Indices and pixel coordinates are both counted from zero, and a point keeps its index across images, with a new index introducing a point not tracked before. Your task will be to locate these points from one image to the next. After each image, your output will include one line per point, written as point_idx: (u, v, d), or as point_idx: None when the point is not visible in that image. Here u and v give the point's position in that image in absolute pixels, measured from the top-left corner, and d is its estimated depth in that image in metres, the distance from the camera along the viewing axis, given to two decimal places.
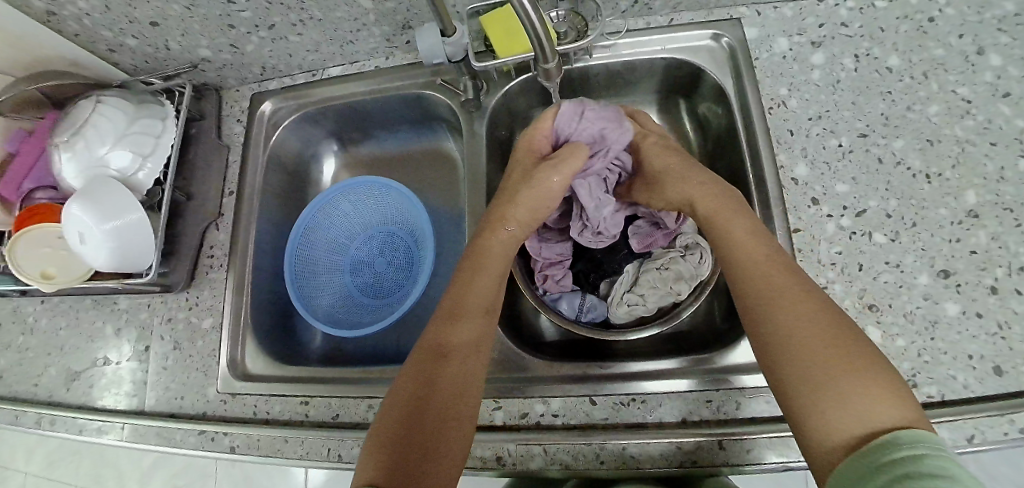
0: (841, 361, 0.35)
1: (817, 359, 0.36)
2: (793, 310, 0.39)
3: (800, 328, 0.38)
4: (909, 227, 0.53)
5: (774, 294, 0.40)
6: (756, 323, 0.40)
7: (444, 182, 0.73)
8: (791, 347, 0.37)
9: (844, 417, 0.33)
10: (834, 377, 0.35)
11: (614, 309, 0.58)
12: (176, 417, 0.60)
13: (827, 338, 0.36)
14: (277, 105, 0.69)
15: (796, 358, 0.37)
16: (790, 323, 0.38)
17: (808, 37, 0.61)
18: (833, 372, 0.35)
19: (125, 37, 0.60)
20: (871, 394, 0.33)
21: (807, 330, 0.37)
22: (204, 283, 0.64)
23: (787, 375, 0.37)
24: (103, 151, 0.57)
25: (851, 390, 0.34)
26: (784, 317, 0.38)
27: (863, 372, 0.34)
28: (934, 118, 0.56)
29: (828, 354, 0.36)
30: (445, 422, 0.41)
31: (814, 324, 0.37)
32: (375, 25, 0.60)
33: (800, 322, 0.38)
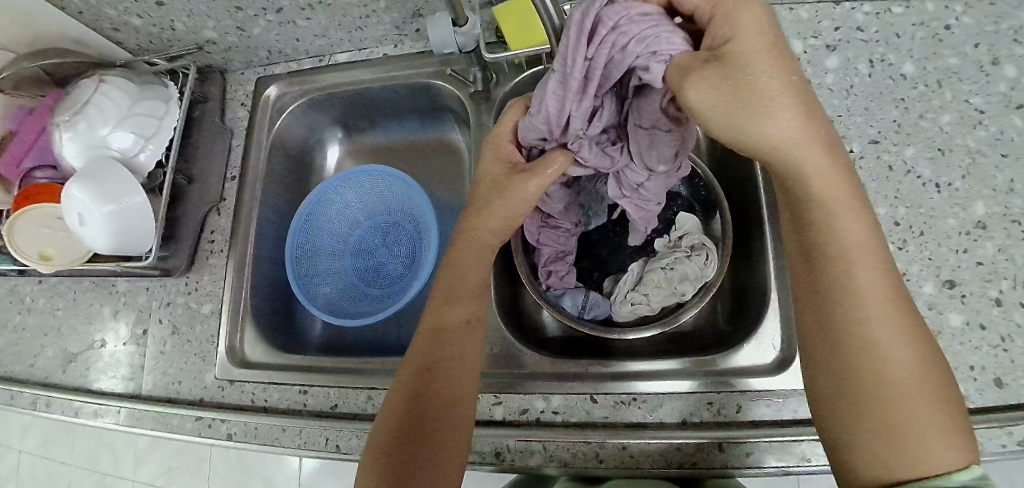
0: (924, 399, 0.32)
1: (907, 392, 0.32)
2: (886, 323, 0.33)
3: (895, 353, 0.33)
4: (917, 236, 0.53)
5: (872, 307, 0.34)
6: (844, 324, 0.34)
7: (449, 174, 0.72)
8: (881, 368, 0.33)
9: (919, 455, 0.31)
10: (916, 415, 0.32)
11: (618, 307, 0.58)
12: (173, 403, 0.59)
13: (918, 371, 0.33)
14: (283, 90, 0.68)
15: (881, 380, 0.32)
16: (883, 340, 0.33)
17: (823, 40, 0.61)
18: (918, 410, 0.32)
19: (129, 15, 0.59)
20: (944, 437, 0.31)
21: (902, 354, 0.33)
22: (204, 268, 0.64)
23: (870, 393, 0.33)
24: (104, 132, 0.56)
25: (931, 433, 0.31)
26: (882, 336, 0.33)
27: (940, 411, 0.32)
28: (947, 127, 0.56)
29: (917, 390, 0.32)
30: (444, 407, 0.43)
31: (909, 349, 0.33)
32: (386, 12, 0.58)
33: (894, 345, 0.33)
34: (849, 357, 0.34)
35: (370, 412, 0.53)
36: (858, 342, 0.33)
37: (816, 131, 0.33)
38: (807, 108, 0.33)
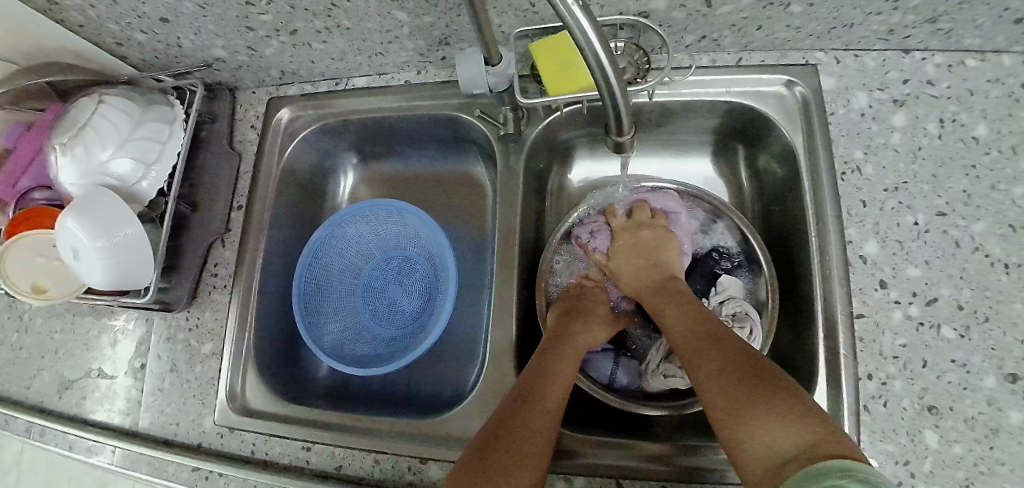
0: (748, 395, 0.37)
1: (727, 396, 0.39)
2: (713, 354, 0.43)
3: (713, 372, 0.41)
4: (982, 323, 0.48)
5: (699, 351, 0.44)
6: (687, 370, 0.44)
7: (471, 209, 0.68)
8: (705, 389, 0.41)
9: (750, 442, 0.35)
10: (739, 409, 0.37)
11: (649, 378, 0.54)
12: (169, 446, 0.56)
13: (734, 375, 0.40)
14: (296, 113, 0.63)
15: (708, 396, 0.40)
16: (707, 366, 0.42)
17: (889, 94, 0.55)
18: (741, 404, 0.37)
19: (133, 31, 0.54)
20: (769, 422, 0.35)
21: (717, 371, 0.41)
22: (207, 302, 0.60)
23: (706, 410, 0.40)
24: (102, 157, 0.52)
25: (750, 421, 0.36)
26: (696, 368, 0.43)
27: (769, 399, 0.36)
28: (1021, 201, 0.51)
29: (734, 391, 0.39)
30: (524, 451, 0.39)
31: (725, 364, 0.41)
32: (409, 39, 0.54)
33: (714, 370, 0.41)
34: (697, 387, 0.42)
35: (377, 477, 0.50)
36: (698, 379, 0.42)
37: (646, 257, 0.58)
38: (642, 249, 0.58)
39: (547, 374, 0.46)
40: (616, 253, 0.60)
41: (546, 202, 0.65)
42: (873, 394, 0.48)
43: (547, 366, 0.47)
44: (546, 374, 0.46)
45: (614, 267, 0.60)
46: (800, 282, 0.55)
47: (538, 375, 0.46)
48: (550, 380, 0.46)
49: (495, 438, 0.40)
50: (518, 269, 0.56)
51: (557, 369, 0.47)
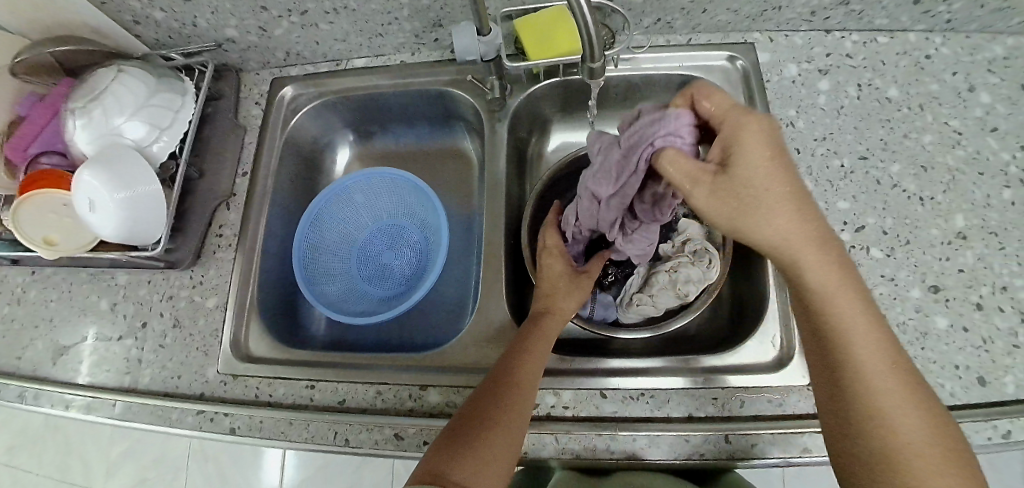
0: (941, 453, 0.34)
1: (917, 448, 0.34)
2: (889, 378, 0.36)
3: (899, 410, 0.35)
4: (904, 245, 0.56)
5: (877, 370, 0.36)
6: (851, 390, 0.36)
7: (458, 181, 0.74)
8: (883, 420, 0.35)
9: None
10: (931, 464, 0.33)
11: (625, 309, 0.60)
12: (171, 397, 0.58)
13: (913, 409, 0.35)
14: (298, 91, 0.69)
15: (899, 441, 0.34)
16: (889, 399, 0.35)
17: (814, 65, 0.65)
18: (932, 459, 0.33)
19: (153, 9, 0.60)
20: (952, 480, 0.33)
21: (901, 409, 0.35)
22: (209, 262, 0.63)
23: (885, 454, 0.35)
24: (119, 121, 0.56)
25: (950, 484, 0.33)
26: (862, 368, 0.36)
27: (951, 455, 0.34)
28: (929, 146, 0.60)
29: (924, 439, 0.34)
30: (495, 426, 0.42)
31: (907, 400, 0.35)
32: (408, 20, 0.61)
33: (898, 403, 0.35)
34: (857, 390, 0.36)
35: (379, 407, 0.53)
36: (870, 405, 0.35)
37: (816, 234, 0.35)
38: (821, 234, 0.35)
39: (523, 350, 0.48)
40: (754, 170, 0.33)
41: (528, 173, 0.70)
42: None
43: (526, 337, 0.50)
44: (522, 350, 0.48)
45: (736, 196, 0.33)
46: None
47: (515, 351, 0.48)
48: (525, 357, 0.48)
49: (471, 414, 0.44)
50: (505, 217, 0.61)
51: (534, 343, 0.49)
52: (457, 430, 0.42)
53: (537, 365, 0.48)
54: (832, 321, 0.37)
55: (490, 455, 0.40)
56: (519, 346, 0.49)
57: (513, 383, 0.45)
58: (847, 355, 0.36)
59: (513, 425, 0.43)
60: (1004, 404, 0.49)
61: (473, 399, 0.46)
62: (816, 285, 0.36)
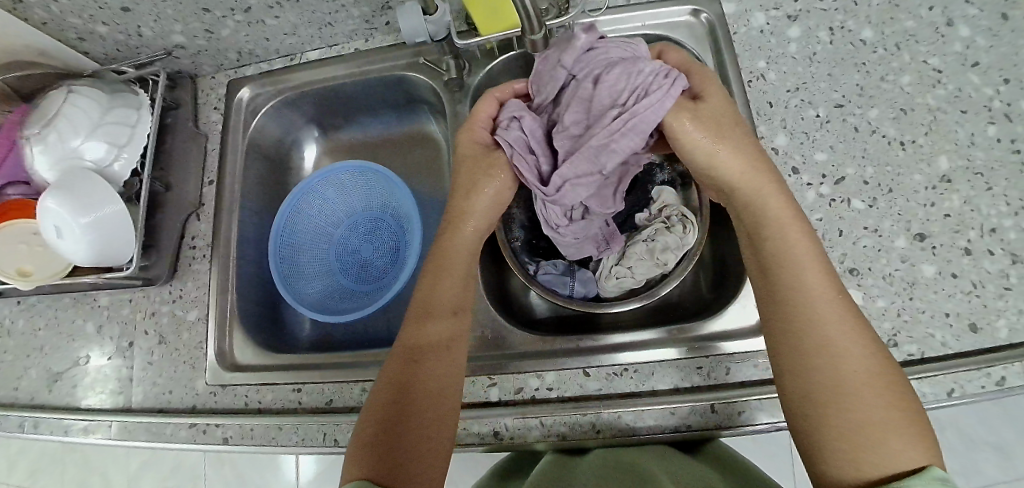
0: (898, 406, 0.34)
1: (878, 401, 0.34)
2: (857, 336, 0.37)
3: (861, 365, 0.35)
4: (886, 193, 0.54)
5: (835, 318, 0.37)
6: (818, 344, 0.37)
7: (429, 166, 0.72)
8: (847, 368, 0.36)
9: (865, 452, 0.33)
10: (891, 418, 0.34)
11: (604, 282, 0.59)
12: (165, 412, 0.58)
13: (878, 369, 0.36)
14: (255, 92, 0.67)
15: (853, 385, 0.35)
16: (857, 353, 0.36)
17: (783, 11, 0.62)
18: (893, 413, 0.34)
19: (94, 23, 0.59)
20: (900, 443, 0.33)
21: (847, 370, 0.35)
22: (187, 275, 0.63)
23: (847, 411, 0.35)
24: (76, 142, 0.55)
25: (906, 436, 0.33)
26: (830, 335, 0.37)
27: (899, 420, 0.34)
28: (908, 88, 0.58)
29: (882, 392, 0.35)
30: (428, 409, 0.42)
31: (871, 359, 0.36)
32: (354, 7, 0.58)
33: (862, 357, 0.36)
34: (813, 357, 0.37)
35: (366, 404, 0.53)
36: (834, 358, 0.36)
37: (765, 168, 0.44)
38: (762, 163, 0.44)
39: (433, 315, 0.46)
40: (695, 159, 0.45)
41: None
42: None
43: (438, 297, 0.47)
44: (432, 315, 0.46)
45: (715, 139, 0.43)
46: None
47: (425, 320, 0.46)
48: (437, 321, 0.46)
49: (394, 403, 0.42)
50: None
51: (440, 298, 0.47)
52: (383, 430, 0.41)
53: (453, 325, 0.46)
54: (783, 266, 0.40)
55: (421, 451, 0.40)
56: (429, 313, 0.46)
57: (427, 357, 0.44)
58: (803, 310, 0.38)
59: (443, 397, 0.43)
60: (996, 350, 0.48)
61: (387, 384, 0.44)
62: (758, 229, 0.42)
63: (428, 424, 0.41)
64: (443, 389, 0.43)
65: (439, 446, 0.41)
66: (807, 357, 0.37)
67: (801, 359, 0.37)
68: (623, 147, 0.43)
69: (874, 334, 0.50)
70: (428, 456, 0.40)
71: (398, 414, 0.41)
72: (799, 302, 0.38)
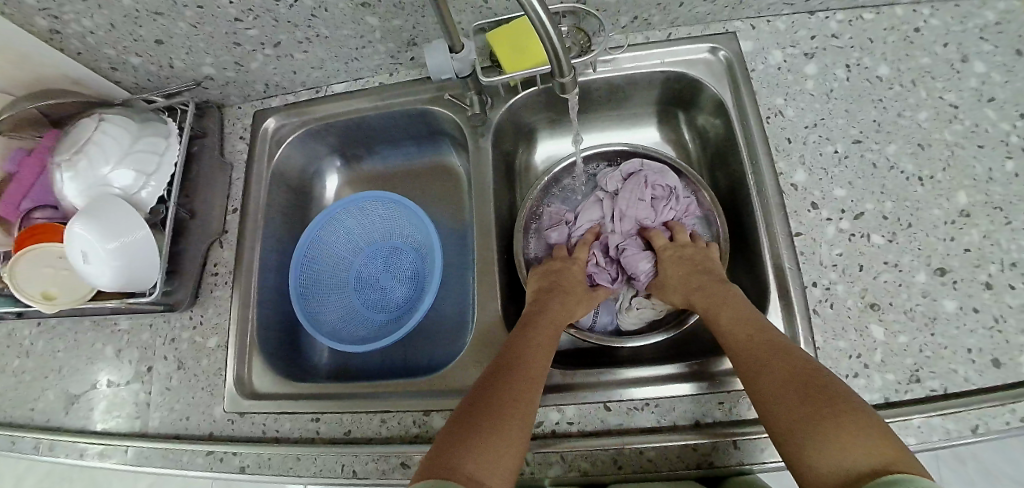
0: (816, 414, 0.37)
1: (796, 415, 0.38)
2: (782, 366, 0.42)
3: (773, 390, 0.40)
4: (906, 228, 0.54)
5: (756, 359, 0.43)
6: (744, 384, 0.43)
7: (448, 197, 0.73)
8: (767, 395, 0.41)
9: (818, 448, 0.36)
10: (809, 426, 0.37)
11: (625, 314, 0.60)
12: (181, 439, 0.58)
13: (798, 388, 0.39)
14: (281, 121, 0.69)
15: (772, 406, 0.40)
16: (766, 382, 0.41)
17: (800, 49, 0.63)
18: (811, 420, 0.37)
19: (129, 55, 0.61)
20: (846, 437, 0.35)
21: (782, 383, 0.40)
22: (208, 301, 0.63)
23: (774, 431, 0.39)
24: (105, 171, 0.56)
25: (822, 436, 0.36)
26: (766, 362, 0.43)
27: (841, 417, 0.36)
28: (925, 123, 0.58)
29: (801, 406, 0.38)
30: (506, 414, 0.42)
31: (788, 381, 0.40)
32: (381, 42, 0.60)
33: (774, 383, 0.41)
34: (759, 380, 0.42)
35: (384, 435, 0.53)
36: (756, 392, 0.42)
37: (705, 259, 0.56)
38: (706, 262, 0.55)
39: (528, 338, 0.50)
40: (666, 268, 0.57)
41: (517, 185, 0.70)
42: (820, 298, 0.53)
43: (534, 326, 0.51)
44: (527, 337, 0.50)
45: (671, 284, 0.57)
46: (746, 220, 0.62)
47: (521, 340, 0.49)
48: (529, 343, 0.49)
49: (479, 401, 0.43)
50: (495, 235, 0.61)
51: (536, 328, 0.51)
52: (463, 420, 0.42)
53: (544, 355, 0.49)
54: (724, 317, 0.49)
55: (489, 449, 0.39)
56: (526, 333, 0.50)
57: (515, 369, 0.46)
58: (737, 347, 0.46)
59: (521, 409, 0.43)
60: (1021, 387, 0.47)
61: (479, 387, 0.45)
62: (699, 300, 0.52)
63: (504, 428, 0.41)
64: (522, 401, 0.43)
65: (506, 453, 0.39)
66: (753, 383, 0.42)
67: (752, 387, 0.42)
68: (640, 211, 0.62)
69: (897, 370, 0.50)
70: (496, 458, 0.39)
71: (472, 417, 0.42)
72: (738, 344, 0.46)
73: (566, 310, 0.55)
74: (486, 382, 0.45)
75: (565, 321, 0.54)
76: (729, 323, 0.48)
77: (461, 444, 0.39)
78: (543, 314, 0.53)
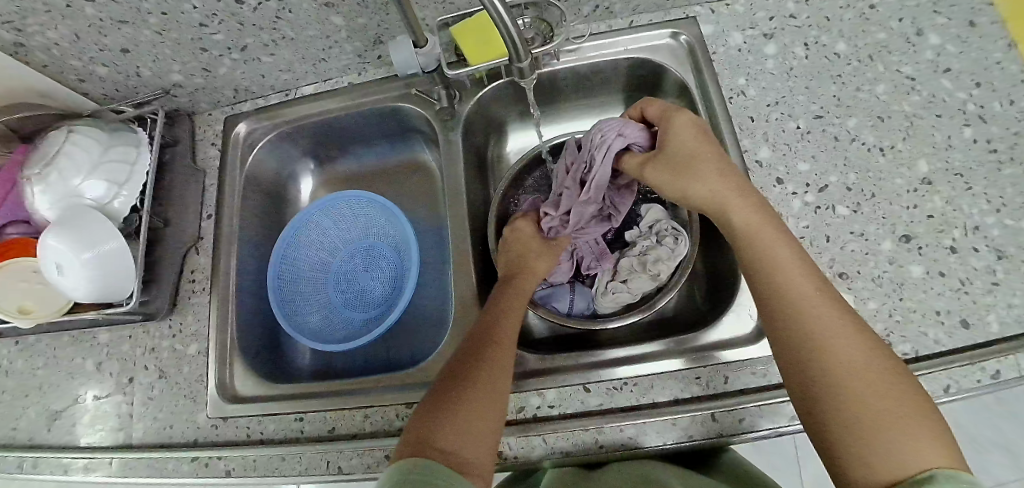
0: (881, 404, 0.35)
1: (875, 404, 0.35)
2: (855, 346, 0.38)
3: (839, 376, 0.37)
4: (870, 198, 0.56)
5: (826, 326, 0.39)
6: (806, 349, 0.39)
7: (424, 193, 0.74)
8: (841, 373, 0.37)
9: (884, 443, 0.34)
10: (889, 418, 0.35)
11: (601, 298, 0.60)
12: (166, 447, 0.58)
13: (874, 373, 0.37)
14: (252, 126, 0.69)
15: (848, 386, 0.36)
16: (833, 363, 0.37)
17: (759, 30, 0.65)
18: (889, 412, 0.35)
19: (94, 66, 0.61)
20: (911, 433, 0.34)
21: (849, 369, 0.37)
22: (187, 309, 0.63)
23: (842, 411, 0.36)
24: (76, 182, 0.56)
25: (898, 434, 0.34)
26: (834, 340, 0.38)
27: (902, 411, 0.35)
28: (883, 96, 0.60)
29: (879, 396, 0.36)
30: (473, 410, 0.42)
31: (862, 366, 0.37)
32: (347, 42, 0.61)
33: (852, 362, 0.37)
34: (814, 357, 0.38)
35: (368, 430, 0.53)
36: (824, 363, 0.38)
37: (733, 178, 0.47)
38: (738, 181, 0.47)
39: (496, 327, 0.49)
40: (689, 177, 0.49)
41: (490, 176, 0.70)
42: None
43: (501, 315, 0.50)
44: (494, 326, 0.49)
45: (682, 174, 0.49)
46: None
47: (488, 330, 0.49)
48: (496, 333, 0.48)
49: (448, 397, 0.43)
50: (469, 226, 0.61)
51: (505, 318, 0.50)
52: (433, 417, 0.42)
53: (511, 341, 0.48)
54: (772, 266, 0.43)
55: (458, 446, 0.39)
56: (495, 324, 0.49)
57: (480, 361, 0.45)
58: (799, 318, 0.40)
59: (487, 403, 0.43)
60: (988, 345, 0.49)
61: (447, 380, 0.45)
62: (740, 225, 0.46)
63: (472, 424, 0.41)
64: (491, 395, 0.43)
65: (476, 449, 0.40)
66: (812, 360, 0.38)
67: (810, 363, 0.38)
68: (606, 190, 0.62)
69: None
70: (466, 454, 0.40)
71: (445, 410, 0.42)
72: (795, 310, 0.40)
73: (525, 289, 0.55)
74: (457, 372, 0.45)
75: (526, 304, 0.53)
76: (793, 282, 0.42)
77: (430, 444, 0.39)
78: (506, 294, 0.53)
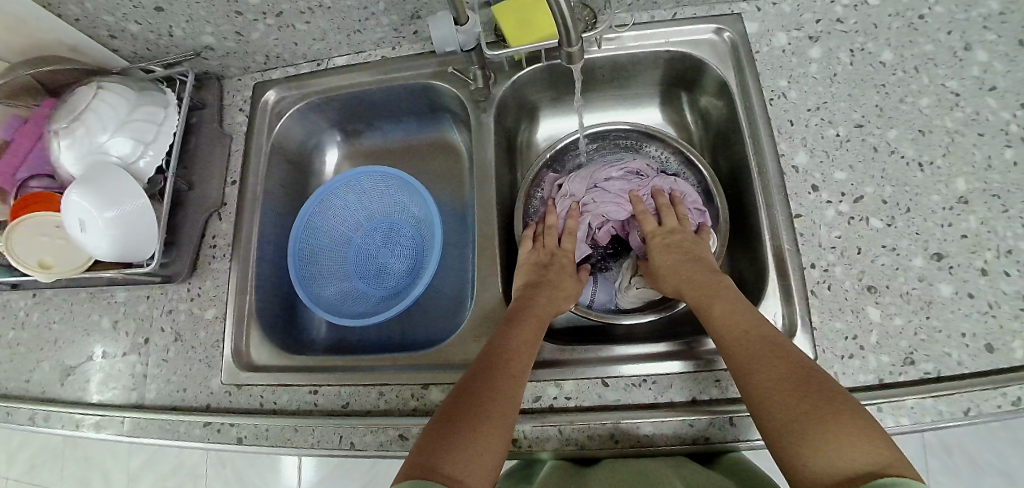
0: (811, 414, 0.37)
1: (788, 413, 0.38)
2: (785, 367, 0.41)
3: (768, 390, 0.40)
4: (904, 212, 0.55)
5: (752, 349, 0.43)
6: (738, 371, 0.43)
7: (448, 174, 0.73)
8: (765, 392, 0.40)
9: (816, 453, 0.35)
10: (800, 426, 0.37)
11: (624, 293, 0.61)
12: (178, 410, 0.58)
13: (790, 387, 0.39)
14: (281, 94, 0.68)
15: (763, 405, 0.40)
16: (761, 380, 0.41)
17: (805, 32, 0.63)
18: (802, 420, 0.37)
19: (127, 22, 0.60)
20: (840, 439, 0.35)
21: (779, 386, 0.40)
22: (205, 274, 0.63)
23: (765, 424, 0.39)
24: (102, 139, 0.55)
25: (828, 439, 0.36)
26: (755, 362, 0.42)
27: (832, 418, 0.37)
28: (926, 110, 0.58)
29: (795, 407, 0.38)
30: (483, 421, 0.41)
31: (785, 382, 0.40)
32: (384, 14, 0.59)
33: (776, 378, 0.40)
34: (744, 377, 0.42)
35: (382, 408, 0.53)
36: (750, 385, 0.42)
37: (689, 242, 0.56)
38: (693, 245, 0.56)
39: (507, 338, 0.48)
40: (658, 245, 0.57)
41: (517, 160, 0.70)
42: (818, 280, 0.54)
43: (516, 328, 0.49)
44: (507, 338, 0.48)
45: (657, 247, 0.57)
46: (746, 203, 0.62)
47: (499, 342, 0.48)
48: (507, 345, 0.47)
49: (457, 408, 0.42)
50: (496, 211, 0.61)
51: (517, 328, 0.49)
52: (443, 427, 0.41)
53: (524, 353, 0.47)
54: (710, 303, 0.49)
55: (469, 454, 0.38)
56: (507, 334, 0.49)
57: (492, 372, 0.45)
58: (723, 344, 0.46)
59: (499, 413, 0.42)
60: (1012, 371, 0.48)
61: (460, 390, 0.44)
62: (692, 277, 0.53)
63: (483, 433, 0.40)
64: (501, 404, 0.42)
65: (490, 459, 0.39)
66: (744, 382, 0.42)
67: (743, 384, 0.42)
68: (615, 187, 0.65)
69: (891, 352, 0.50)
70: (479, 461, 0.38)
71: (457, 421, 0.41)
72: (724, 339, 0.46)
73: (553, 305, 0.54)
74: (472, 382, 0.44)
75: (550, 317, 0.53)
76: (723, 316, 0.47)
77: (442, 452, 0.38)
78: (527, 309, 0.52)
